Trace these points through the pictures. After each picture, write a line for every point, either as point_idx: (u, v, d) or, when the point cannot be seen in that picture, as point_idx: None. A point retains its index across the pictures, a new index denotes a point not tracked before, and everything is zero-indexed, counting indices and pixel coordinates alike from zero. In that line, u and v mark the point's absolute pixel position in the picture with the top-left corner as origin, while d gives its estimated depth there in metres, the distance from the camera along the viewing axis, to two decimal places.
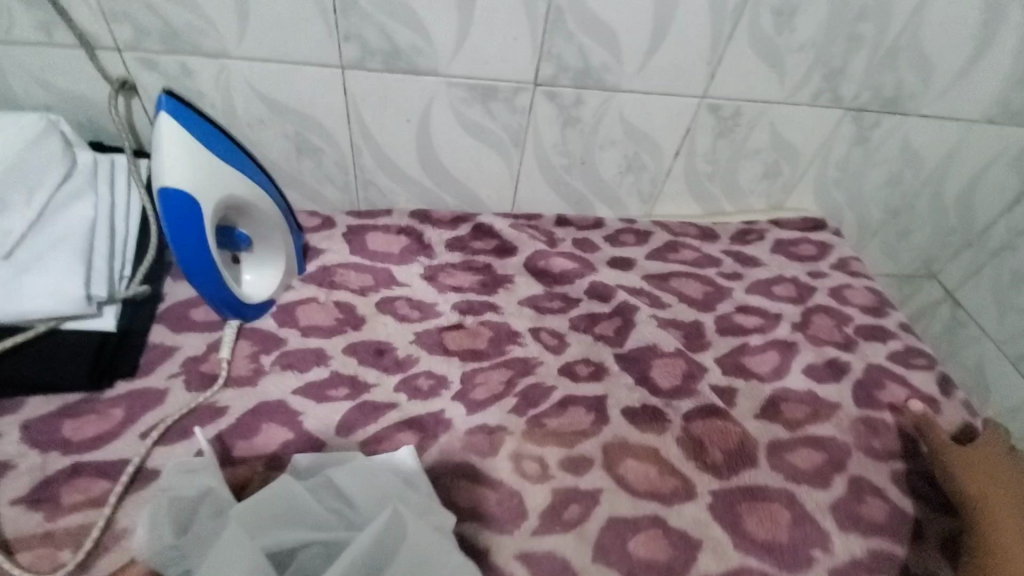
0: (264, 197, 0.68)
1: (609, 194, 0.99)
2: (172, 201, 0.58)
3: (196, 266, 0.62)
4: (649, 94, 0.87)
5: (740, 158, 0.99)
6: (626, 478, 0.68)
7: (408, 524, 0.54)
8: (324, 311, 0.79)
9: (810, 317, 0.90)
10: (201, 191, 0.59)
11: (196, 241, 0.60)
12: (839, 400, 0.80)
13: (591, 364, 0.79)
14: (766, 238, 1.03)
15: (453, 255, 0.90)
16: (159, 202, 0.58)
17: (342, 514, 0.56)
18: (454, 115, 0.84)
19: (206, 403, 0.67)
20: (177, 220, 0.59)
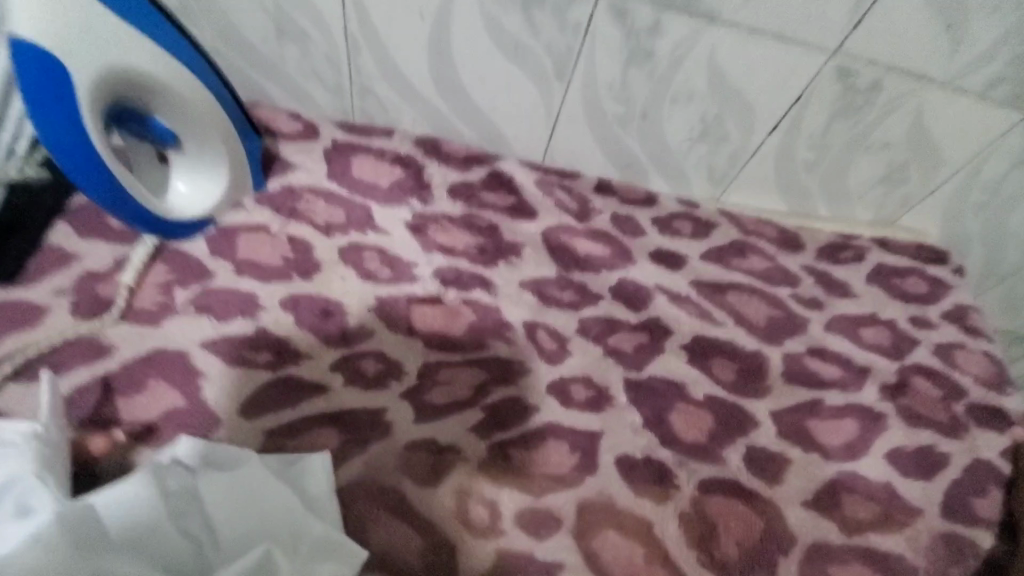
0: (189, 79, 0.50)
1: (670, 164, 0.76)
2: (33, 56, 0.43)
3: (72, 153, 0.47)
4: (757, 35, 0.62)
5: (859, 150, 0.73)
6: (599, 555, 0.51)
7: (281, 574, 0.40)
8: (272, 245, 0.62)
9: (900, 380, 0.67)
10: (69, 47, 0.43)
11: (66, 111, 0.45)
12: (922, 504, 0.59)
13: (593, 386, 0.61)
14: (865, 261, 0.79)
15: (454, 204, 0.70)
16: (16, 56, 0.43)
17: (198, 540, 0.40)
18: (483, 17, 0.62)
19: (88, 337, 0.53)
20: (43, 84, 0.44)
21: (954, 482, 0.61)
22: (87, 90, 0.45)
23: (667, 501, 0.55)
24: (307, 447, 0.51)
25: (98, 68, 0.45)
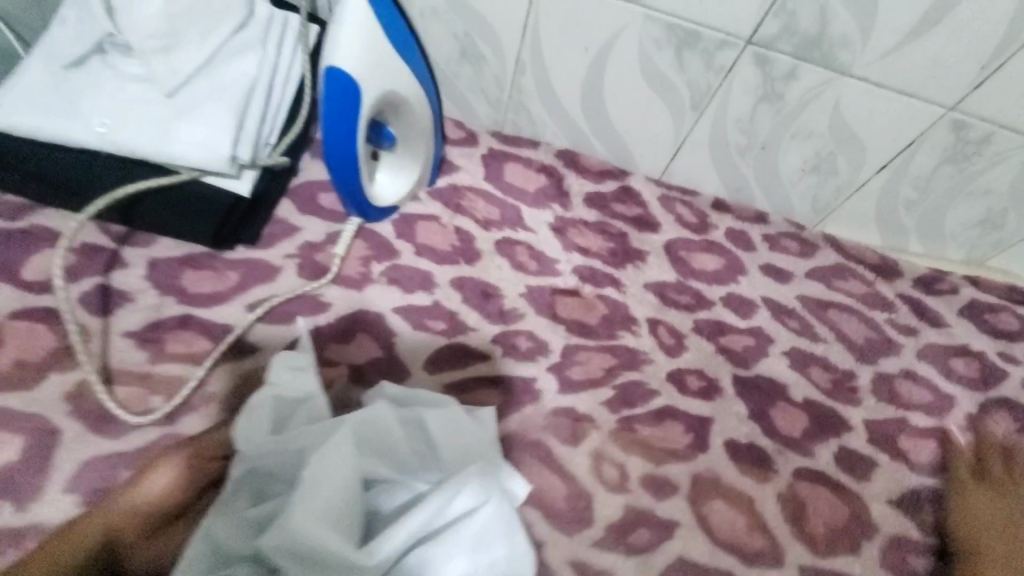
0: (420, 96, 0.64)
1: (778, 191, 0.86)
2: (336, 92, 0.54)
3: (339, 164, 0.60)
4: (883, 88, 0.70)
5: (959, 195, 0.80)
6: (709, 519, 0.61)
7: (494, 491, 0.48)
8: (443, 234, 0.75)
9: (978, 414, 0.76)
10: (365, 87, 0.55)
11: (345, 141, 0.58)
12: (995, 522, 0.68)
13: (703, 378, 0.71)
14: (959, 295, 0.86)
15: (589, 211, 0.82)
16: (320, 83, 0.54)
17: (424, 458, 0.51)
18: (640, 56, 0.73)
19: (310, 294, 0.66)
20: (333, 118, 0.56)
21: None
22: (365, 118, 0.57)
23: (766, 482, 0.65)
24: (474, 403, 0.63)
25: (377, 90, 0.56)
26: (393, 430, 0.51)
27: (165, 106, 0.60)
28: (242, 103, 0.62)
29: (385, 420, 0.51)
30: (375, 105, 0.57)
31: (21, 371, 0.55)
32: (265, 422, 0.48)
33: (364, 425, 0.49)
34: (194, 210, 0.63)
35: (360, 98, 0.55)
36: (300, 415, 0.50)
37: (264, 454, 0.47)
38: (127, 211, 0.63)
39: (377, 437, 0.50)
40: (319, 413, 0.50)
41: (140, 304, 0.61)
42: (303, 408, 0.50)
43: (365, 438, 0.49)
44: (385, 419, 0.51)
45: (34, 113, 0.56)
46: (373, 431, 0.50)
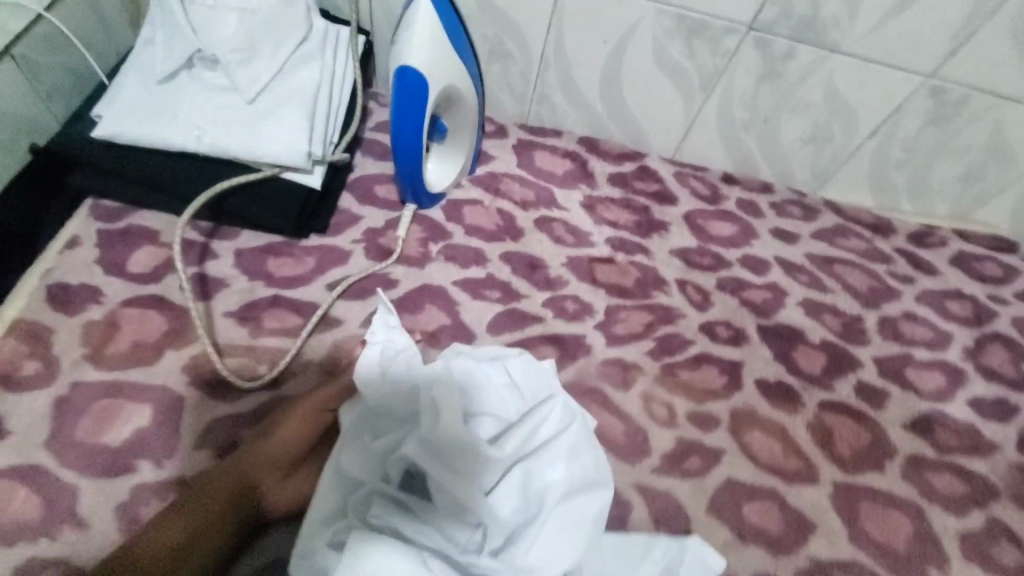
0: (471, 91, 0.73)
1: (781, 162, 0.95)
2: (408, 84, 0.63)
3: (405, 150, 0.69)
4: (869, 61, 0.79)
5: (942, 153, 0.90)
6: (749, 446, 0.69)
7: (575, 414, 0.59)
8: (487, 215, 0.83)
9: (976, 347, 0.84)
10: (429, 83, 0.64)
11: (413, 128, 0.66)
12: (1001, 441, 0.75)
13: (731, 328, 0.79)
14: (948, 247, 0.96)
15: (614, 190, 0.90)
16: (395, 78, 0.63)
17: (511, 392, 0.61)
18: (654, 46, 0.82)
19: (380, 273, 0.73)
20: (404, 108, 0.65)
21: None
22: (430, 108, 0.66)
23: (796, 413, 0.73)
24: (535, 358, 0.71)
25: (439, 83, 0.65)
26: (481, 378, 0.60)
27: (248, 111, 0.68)
28: (313, 105, 0.70)
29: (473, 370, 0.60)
30: (439, 96, 0.66)
31: (141, 349, 0.62)
32: (375, 369, 0.60)
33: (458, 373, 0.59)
34: (273, 203, 0.71)
35: (428, 89, 0.64)
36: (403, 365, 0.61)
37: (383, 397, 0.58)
38: (215, 207, 0.70)
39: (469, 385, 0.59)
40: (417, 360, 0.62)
41: (234, 288, 0.68)
42: (403, 355, 0.63)
43: (459, 385, 0.59)
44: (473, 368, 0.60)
45: (138, 122, 0.65)
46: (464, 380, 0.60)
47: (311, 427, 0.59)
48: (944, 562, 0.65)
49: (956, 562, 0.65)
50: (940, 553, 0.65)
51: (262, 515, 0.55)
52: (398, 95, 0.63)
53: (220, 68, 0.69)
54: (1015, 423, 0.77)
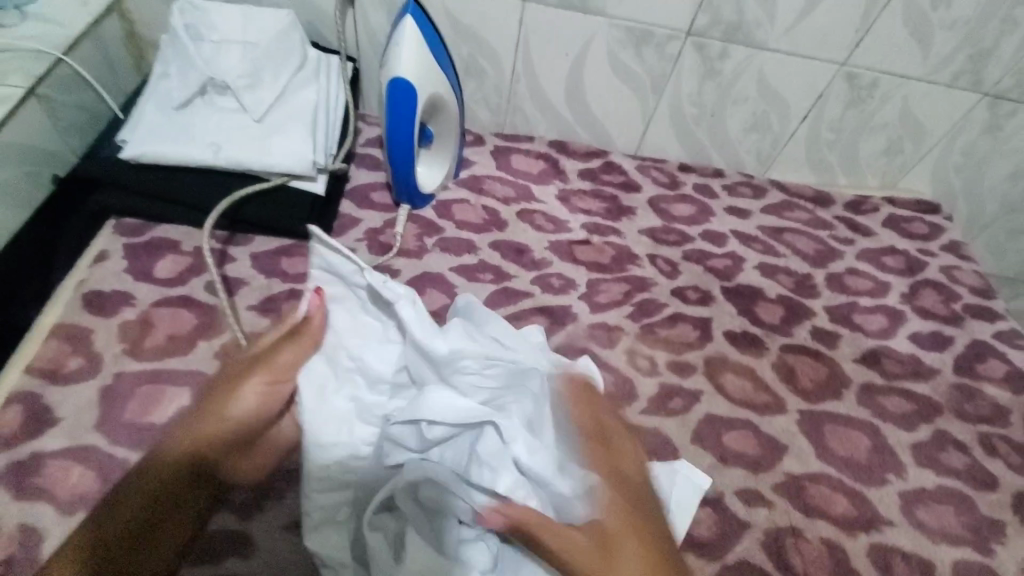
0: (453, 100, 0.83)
1: (729, 149, 1.08)
2: (401, 94, 0.73)
3: (401, 153, 0.78)
4: (792, 55, 0.92)
5: (865, 131, 1.03)
6: (724, 386, 0.78)
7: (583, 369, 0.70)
8: (474, 211, 0.92)
9: (912, 292, 0.96)
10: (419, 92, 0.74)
11: (406, 133, 0.76)
12: (939, 366, 0.87)
13: (699, 291, 0.89)
14: (880, 212, 1.08)
15: (584, 183, 1.01)
16: (390, 89, 0.73)
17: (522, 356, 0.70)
18: (609, 55, 0.94)
19: (384, 265, 0.82)
20: (399, 115, 0.74)
21: (962, 351, 0.89)
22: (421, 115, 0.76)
23: (762, 357, 0.83)
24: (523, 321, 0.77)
25: (427, 92, 0.75)
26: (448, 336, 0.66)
27: (257, 129, 0.77)
28: (314, 121, 0.80)
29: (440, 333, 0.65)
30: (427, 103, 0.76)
31: (176, 342, 0.69)
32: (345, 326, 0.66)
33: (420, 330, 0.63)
34: (285, 209, 0.79)
35: (417, 98, 0.74)
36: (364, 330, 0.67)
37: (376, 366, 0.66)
38: (232, 217, 0.79)
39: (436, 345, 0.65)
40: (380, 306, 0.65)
41: (254, 286, 0.76)
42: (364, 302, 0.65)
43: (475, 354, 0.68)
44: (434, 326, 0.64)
45: (161, 143, 0.75)
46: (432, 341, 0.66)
47: (263, 400, 0.61)
48: (901, 469, 0.74)
49: (912, 468, 0.74)
50: (897, 462, 0.74)
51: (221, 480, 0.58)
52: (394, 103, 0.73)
53: (229, 92, 0.79)
54: (951, 351, 0.89)
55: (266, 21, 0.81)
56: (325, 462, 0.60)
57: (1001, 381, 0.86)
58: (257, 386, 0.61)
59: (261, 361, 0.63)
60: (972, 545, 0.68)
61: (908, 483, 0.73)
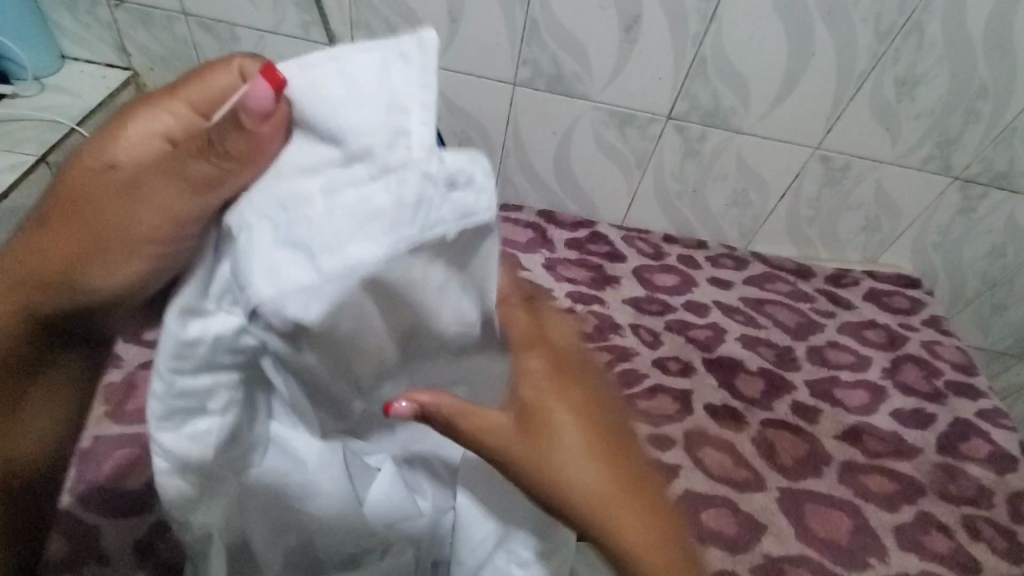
0: None
1: (712, 222, 1.12)
2: None
3: None
4: (767, 139, 0.98)
5: (842, 209, 1.07)
6: (703, 461, 0.78)
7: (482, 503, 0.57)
8: None
9: (893, 367, 0.97)
10: None
11: None
12: (922, 445, 0.87)
13: (680, 361, 0.91)
14: (861, 286, 1.11)
15: (570, 252, 1.05)
16: None
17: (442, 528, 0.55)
18: (594, 135, 1.00)
19: None
20: None
21: (945, 430, 0.89)
22: None
23: (742, 431, 0.83)
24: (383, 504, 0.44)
25: None
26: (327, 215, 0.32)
27: None
28: None
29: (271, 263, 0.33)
30: None
31: None
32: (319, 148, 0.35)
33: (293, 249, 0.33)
34: None
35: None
36: (316, 218, 0.32)
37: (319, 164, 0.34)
38: None
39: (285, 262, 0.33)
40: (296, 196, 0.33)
41: None
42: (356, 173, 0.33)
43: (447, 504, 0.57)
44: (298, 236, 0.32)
45: None
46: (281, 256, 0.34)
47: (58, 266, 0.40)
48: (884, 552, 0.74)
49: (894, 552, 0.74)
50: (880, 545, 0.74)
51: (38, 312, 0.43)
52: None
53: None
54: (933, 430, 0.89)
55: None
56: (196, 338, 0.37)
57: (984, 462, 0.86)
58: (126, 251, 0.39)
59: (102, 193, 0.38)
60: None
61: (891, 567, 0.72)
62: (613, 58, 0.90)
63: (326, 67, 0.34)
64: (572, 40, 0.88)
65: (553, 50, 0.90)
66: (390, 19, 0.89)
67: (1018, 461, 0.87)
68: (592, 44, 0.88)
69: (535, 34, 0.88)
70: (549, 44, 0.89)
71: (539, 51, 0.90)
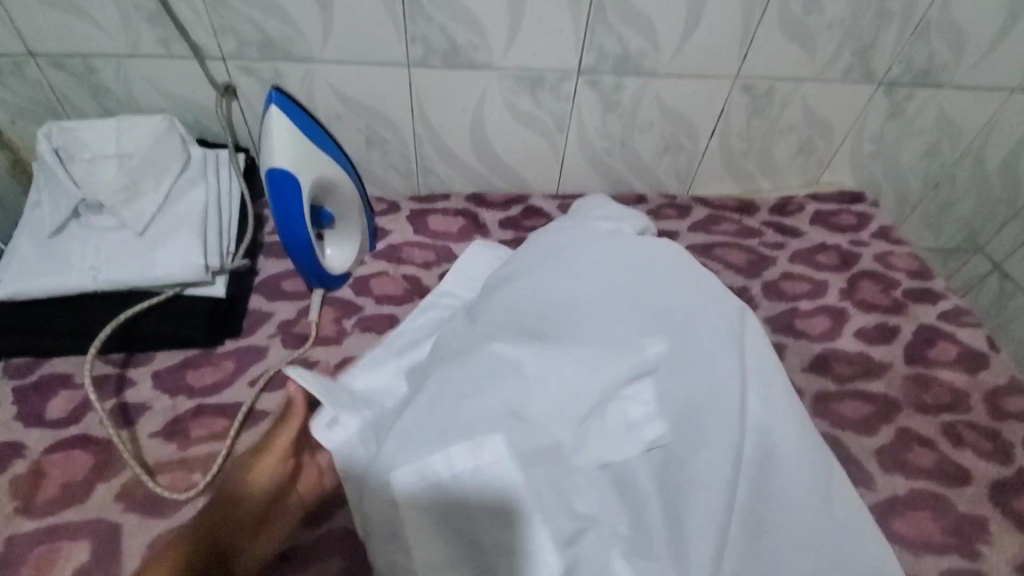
0: (343, 175, 0.80)
1: (647, 173, 1.07)
2: (278, 181, 0.71)
3: (295, 241, 0.76)
4: (684, 77, 0.92)
5: (776, 134, 1.03)
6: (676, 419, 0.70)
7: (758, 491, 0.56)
8: (394, 282, 0.89)
9: (851, 287, 0.95)
10: (302, 172, 0.72)
11: (295, 218, 0.74)
12: (890, 359, 0.86)
13: None
14: (806, 210, 1.08)
15: (506, 233, 0.99)
16: (268, 182, 0.71)
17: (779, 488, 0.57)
18: (506, 105, 0.93)
19: (301, 357, 0.77)
20: (281, 199, 0.72)
21: (911, 340, 0.88)
22: (308, 198, 0.74)
23: None
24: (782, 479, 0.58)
25: (311, 175, 0.74)
26: (566, 278, 0.70)
27: (143, 243, 0.75)
28: (202, 224, 0.77)
29: (433, 553, 0.56)
30: (313, 185, 0.75)
31: (70, 490, 0.64)
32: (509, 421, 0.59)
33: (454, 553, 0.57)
34: (184, 320, 0.75)
35: (302, 188, 0.73)
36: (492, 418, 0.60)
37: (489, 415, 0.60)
38: (125, 338, 0.74)
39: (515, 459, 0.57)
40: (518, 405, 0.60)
41: (157, 409, 0.71)
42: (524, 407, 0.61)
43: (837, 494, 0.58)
44: (534, 419, 0.60)
45: (33, 278, 0.71)
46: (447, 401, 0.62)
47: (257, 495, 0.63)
48: (870, 480, 0.73)
49: (880, 477, 0.73)
50: (865, 473, 0.73)
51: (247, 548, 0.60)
52: (271, 190, 0.71)
53: (105, 211, 0.77)
54: (899, 342, 0.88)
55: (144, 132, 0.80)
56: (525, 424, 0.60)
57: (954, 364, 0.86)
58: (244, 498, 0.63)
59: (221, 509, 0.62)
60: (957, 551, 0.67)
61: (878, 493, 0.72)
62: (505, 18, 0.82)
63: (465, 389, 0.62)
64: (457, 8, 0.81)
65: (440, 21, 0.82)
66: (257, 17, 0.80)
67: (986, 357, 0.87)
68: (480, 7, 0.81)
69: (416, 7, 0.80)
70: (433, 15, 0.81)
71: (426, 26, 0.82)
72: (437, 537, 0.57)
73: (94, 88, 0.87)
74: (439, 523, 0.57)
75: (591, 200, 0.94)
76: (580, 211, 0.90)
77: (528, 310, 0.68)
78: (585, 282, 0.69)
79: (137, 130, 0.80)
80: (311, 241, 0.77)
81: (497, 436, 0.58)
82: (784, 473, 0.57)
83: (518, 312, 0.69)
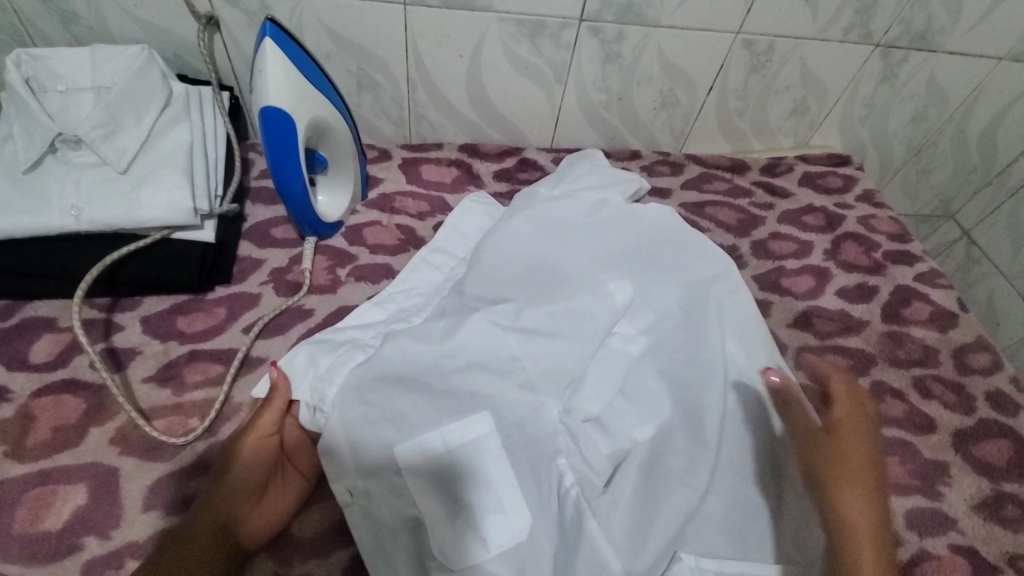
0: (340, 119, 0.78)
1: (643, 128, 1.06)
2: (273, 120, 0.68)
3: (290, 185, 0.73)
4: (687, 29, 0.90)
5: (770, 94, 1.04)
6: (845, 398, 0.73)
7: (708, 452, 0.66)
8: (387, 232, 0.87)
9: (835, 248, 0.98)
10: (297, 113, 0.69)
11: (291, 161, 0.71)
12: (868, 317, 0.90)
13: None
14: (795, 171, 1.10)
15: (501, 184, 0.98)
16: (262, 120, 0.68)
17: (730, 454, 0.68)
18: (505, 50, 0.90)
19: (294, 305, 0.76)
20: (277, 140, 0.70)
21: (889, 300, 0.92)
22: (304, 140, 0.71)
23: None
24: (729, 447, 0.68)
25: (306, 116, 0.71)
26: (562, 257, 0.77)
27: (126, 181, 0.71)
28: (188, 163, 0.73)
29: (430, 502, 0.59)
30: (308, 127, 0.72)
31: (62, 434, 0.62)
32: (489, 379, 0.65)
33: (452, 507, 0.59)
34: (170, 265, 0.72)
35: (298, 129, 0.70)
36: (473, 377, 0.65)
37: (482, 364, 0.66)
38: (110, 282, 0.72)
39: (513, 425, 0.63)
40: (501, 352, 0.67)
41: (148, 354, 0.70)
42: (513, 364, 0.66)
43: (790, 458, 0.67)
44: (534, 378, 0.66)
45: (8, 215, 0.67)
46: (425, 359, 0.66)
47: (254, 460, 0.61)
48: None
49: None
50: None
51: (253, 521, 0.58)
52: (267, 129, 0.69)
53: (83, 146, 0.73)
54: (877, 301, 0.92)
55: (120, 63, 0.75)
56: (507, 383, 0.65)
57: (927, 322, 0.90)
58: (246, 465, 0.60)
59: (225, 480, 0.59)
60: (921, 492, 0.72)
61: None
62: None
63: (451, 358, 0.66)
64: None
65: None
66: None
67: (957, 317, 0.91)
68: None
69: None
70: None
71: None
72: (427, 494, 0.59)
73: (62, 13, 0.80)
74: (439, 479, 0.60)
75: (583, 158, 0.94)
76: (566, 174, 0.91)
77: (525, 290, 0.74)
78: (569, 259, 0.78)
79: (113, 61, 0.75)
80: (306, 186, 0.74)
81: (487, 412, 0.63)
82: (745, 445, 0.68)
83: (494, 287, 0.75)
